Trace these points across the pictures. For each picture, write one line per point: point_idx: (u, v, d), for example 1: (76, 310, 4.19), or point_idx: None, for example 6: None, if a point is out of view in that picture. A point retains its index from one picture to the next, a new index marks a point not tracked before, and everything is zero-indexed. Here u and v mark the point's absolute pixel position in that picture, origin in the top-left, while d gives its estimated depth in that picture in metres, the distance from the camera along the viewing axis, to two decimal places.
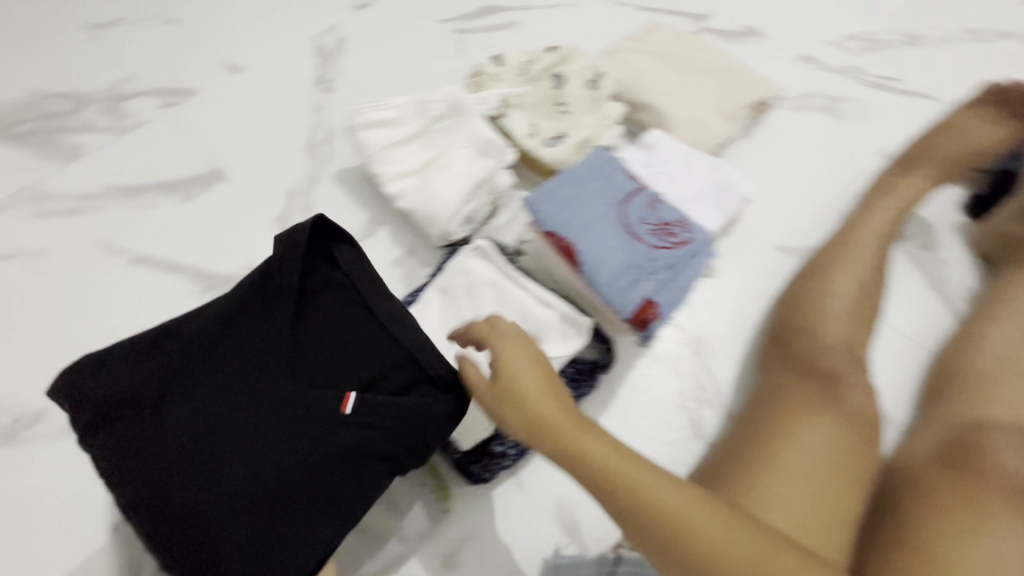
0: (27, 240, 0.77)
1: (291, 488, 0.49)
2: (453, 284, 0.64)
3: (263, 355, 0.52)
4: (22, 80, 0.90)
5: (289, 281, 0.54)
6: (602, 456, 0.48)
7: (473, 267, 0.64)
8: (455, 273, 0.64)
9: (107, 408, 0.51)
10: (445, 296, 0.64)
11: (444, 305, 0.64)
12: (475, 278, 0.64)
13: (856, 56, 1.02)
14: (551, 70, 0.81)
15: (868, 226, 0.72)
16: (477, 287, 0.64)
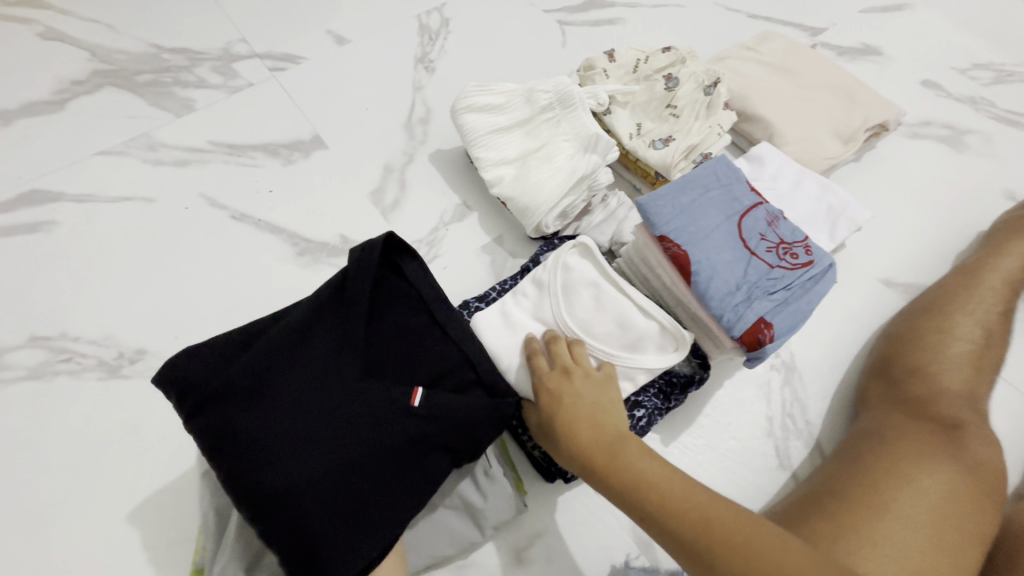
0: (139, 185, 0.80)
1: (393, 482, 0.48)
2: (550, 279, 0.60)
3: (353, 354, 0.51)
4: (145, 33, 0.94)
5: (365, 288, 0.53)
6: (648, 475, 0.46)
7: (572, 263, 0.60)
8: (553, 266, 0.60)
9: (207, 398, 0.48)
10: (540, 291, 0.60)
11: (539, 299, 0.60)
12: (574, 275, 0.60)
13: (983, 86, 0.95)
14: (663, 72, 0.79)
15: (996, 271, 0.67)
16: (575, 284, 0.59)
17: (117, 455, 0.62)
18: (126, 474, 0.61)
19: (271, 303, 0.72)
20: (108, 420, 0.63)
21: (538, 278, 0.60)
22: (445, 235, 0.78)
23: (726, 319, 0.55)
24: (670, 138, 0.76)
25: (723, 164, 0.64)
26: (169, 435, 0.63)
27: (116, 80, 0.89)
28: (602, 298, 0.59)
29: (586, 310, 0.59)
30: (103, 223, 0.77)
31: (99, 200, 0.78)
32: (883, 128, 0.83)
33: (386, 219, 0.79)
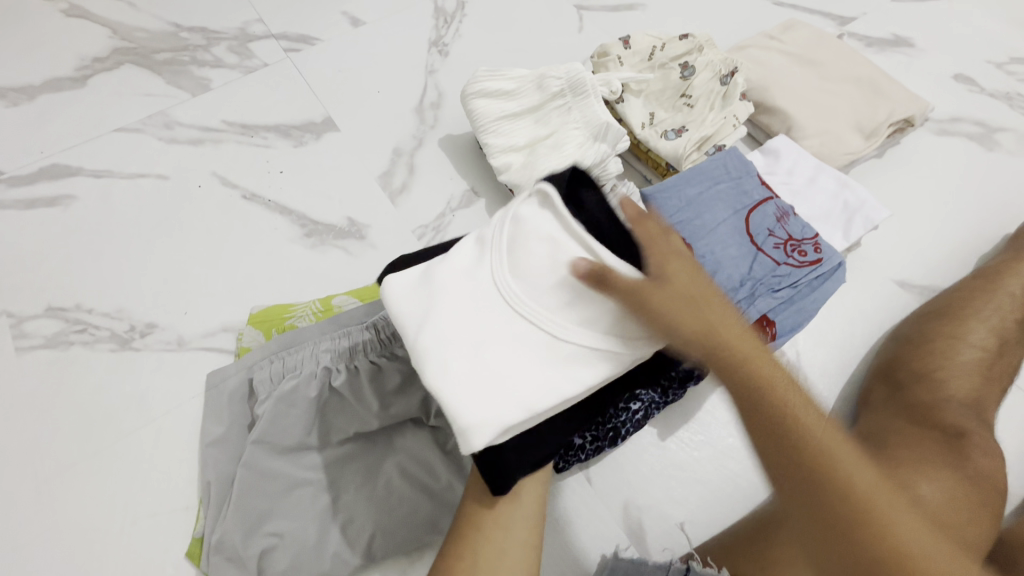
0: (154, 163, 0.82)
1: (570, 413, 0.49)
2: (495, 234, 0.50)
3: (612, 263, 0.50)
4: (165, 12, 0.95)
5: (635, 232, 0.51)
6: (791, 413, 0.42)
7: (523, 215, 0.50)
8: (503, 220, 0.51)
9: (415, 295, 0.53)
10: (480, 247, 0.50)
11: (474, 258, 0.50)
12: (523, 230, 0.49)
13: (1019, 81, 0.91)
14: (679, 60, 0.77)
15: (1017, 277, 0.65)
16: (527, 238, 0.49)
17: (127, 425, 0.64)
18: (134, 444, 0.63)
19: (278, 283, 0.73)
20: (118, 391, 0.65)
21: (481, 236, 0.51)
22: (451, 221, 0.78)
23: None
24: (683, 128, 0.74)
25: (734, 157, 0.63)
26: (175, 408, 0.65)
27: (136, 58, 0.90)
28: (560, 258, 0.48)
29: (530, 272, 0.48)
30: (120, 199, 0.78)
31: (116, 176, 0.80)
32: (909, 123, 0.80)
33: (394, 203, 0.79)
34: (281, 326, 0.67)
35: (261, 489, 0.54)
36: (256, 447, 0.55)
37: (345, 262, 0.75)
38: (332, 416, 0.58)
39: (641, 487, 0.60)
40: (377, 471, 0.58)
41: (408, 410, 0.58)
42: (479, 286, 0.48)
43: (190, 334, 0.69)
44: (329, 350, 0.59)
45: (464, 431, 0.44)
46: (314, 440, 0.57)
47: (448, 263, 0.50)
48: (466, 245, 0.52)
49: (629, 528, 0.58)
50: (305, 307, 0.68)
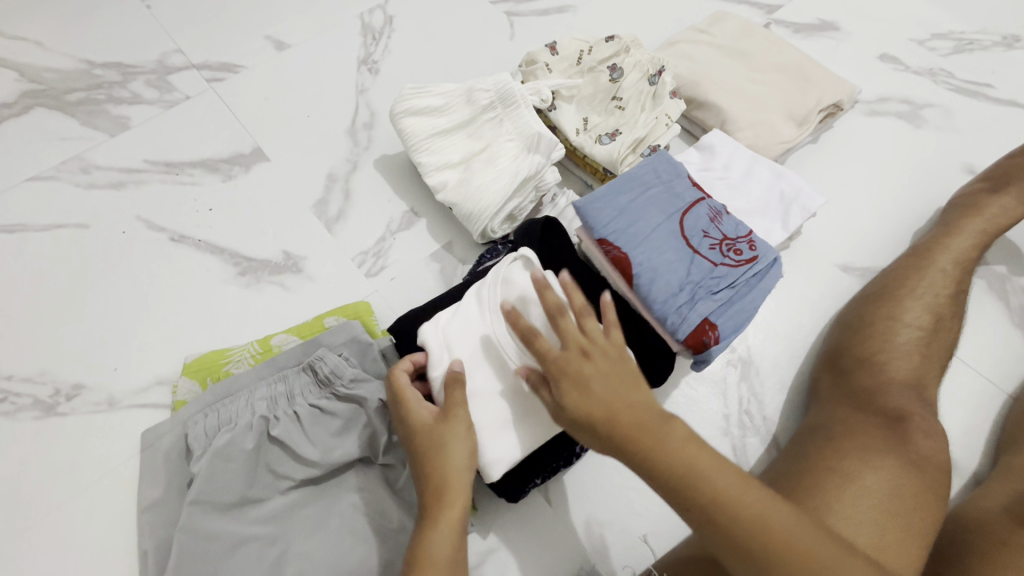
0: (71, 211, 0.77)
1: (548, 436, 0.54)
2: (488, 296, 0.55)
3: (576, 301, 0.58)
4: (75, 49, 0.90)
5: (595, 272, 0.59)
6: (693, 460, 0.41)
7: (513, 275, 0.55)
8: (494, 281, 0.55)
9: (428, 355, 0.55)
10: (480, 307, 0.55)
11: (477, 316, 0.55)
12: (513, 290, 0.54)
13: (941, 56, 0.93)
14: (607, 63, 0.76)
15: (947, 251, 0.66)
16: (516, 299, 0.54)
17: (58, 496, 0.60)
18: (66, 517, 0.59)
19: (214, 327, 0.70)
20: (46, 461, 0.61)
21: (480, 293, 0.56)
22: (391, 244, 0.76)
23: (670, 322, 0.53)
24: (617, 132, 0.73)
25: (664, 160, 0.62)
26: (109, 472, 0.61)
27: (47, 100, 0.85)
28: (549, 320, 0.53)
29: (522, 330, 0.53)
30: (36, 253, 0.74)
31: (30, 229, 0.75)
32: (838, 107, 0.81)
33: (331, 232, 0.77)
34: (217, 374, 0.64)
35: (202, 552, 0.51)
36: (194, 508, 0.52)
37: (283, 298, 0.72)
38: (274, 466, 0.55)
39: (602, 503, 0.59)
40: (327, 518, 0.55)
41: (354, 452, 0.56)
42: (484, 342, 0.54)
43: (122, 392, 0.66)
44: (265, 398, 0.57)
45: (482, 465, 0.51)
46: (257, 493, 0.54)
47: (455, 321, 0.55)
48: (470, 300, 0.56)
49: (592, 545, 0.57)
50: (242, 350, 0.65)
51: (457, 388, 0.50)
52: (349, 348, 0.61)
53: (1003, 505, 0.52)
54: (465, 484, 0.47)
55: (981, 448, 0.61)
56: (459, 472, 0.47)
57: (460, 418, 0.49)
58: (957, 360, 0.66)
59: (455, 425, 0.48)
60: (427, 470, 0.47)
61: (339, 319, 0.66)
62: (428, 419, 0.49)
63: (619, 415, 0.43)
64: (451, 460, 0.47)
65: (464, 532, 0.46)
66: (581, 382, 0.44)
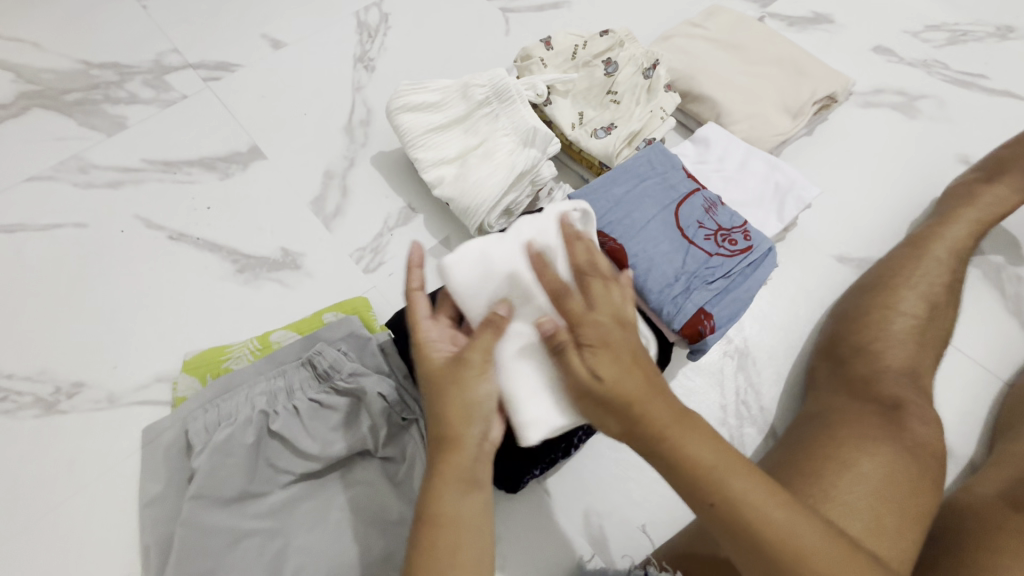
0: (69, 211, 0.77)
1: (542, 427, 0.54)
2: None
3: None
4: (71, 50, 0.90)
5: None
6: (714, 465, 0.39)
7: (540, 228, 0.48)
8: None
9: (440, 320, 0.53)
10: None
11: None
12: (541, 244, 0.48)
13: (935, 48, 0.93)
14: (602, 57, 0.77)
15: (942, 241, 0.66)
16: None
17: (60, 494, 0.60)
18: (68, 514, 0.59)
19: (213, 325, 0.70)
20: (48, 459, 0.62)
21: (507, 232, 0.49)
22: (389, 241, 0.76)
23: (666, 313, 0.54)
24: (612, 125, 0.74)
25: (658, 152, 0.62)
26: (110, 469, 0.62)
27: (44, 101, 0.85)
28: None
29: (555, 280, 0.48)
30: (35, 253, 0.74)
31: (29, 230, 0.75)
32: (833, 100, 0.81)
33: (329, 229, 0.77)
34: (217, 371, 0.64)
35: (203, 546, 0.52)
36: (194, 503, 0.52)
37: (282, 295, 0.72)
38: (274, 460, 0.56)
39: (600, 494, 0.59)
40: (327, 512, 0.55)
41: (353, 446, 0.56)
42: (513, 288, 0.47)
43: (122, 390, 0.66)
44: (263, 393, 0.57)
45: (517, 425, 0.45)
46: (257, 487, 0.55)
47: (480, 259, 0.47)
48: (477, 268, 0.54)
49: (591, 535, 0.57)
50: (242, 347, 0.65)
51: (491, 332, 0.44)
52: (347, 343, 0.61)
53: (999, 491, 0.53)
54: (477, 433, 0.43)
55: (977, 436, 0.62)
56: (476, 420, 0.43)
57: (481, 360, 0.43)
58: (953, 349, 0.66)
59: (473, 368, 0.43)
60: (441, 412, 0.42)
61: (338, 315, 0.67)
62: (443, 362, 0.44)
63: (646, 406, 0.40)
64: (466, 406, 0.43)
65: (476, 481, 0.43)
66: (608, 357, 0.40)
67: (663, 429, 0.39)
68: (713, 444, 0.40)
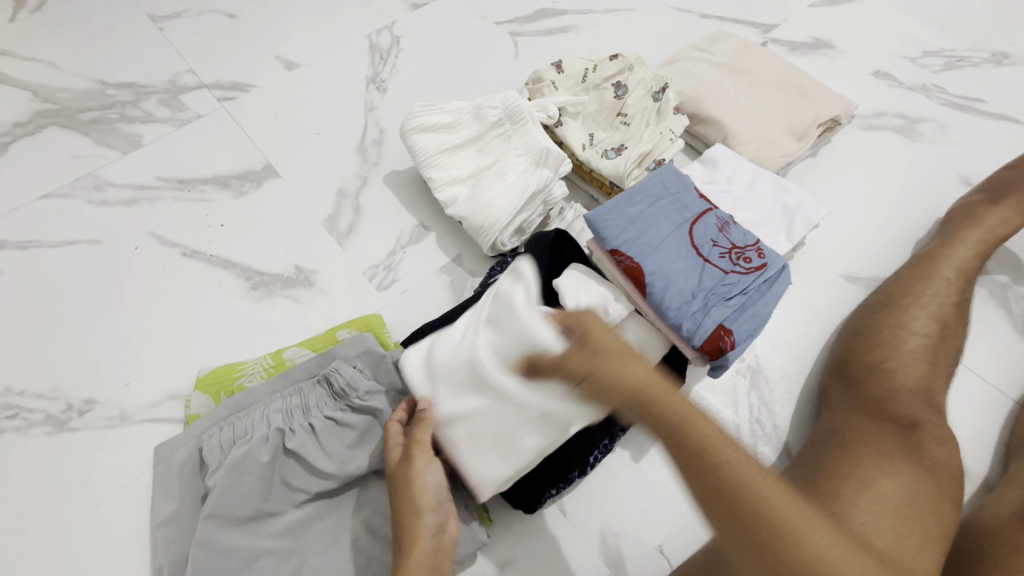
0: (84, 227, 0.78)
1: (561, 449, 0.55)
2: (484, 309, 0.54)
3: None
4: (89, 69, 0.91)
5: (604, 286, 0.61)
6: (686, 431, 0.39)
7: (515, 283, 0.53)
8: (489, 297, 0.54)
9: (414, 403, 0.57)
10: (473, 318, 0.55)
11: (468, 330, 0.54)
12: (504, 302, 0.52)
13: (934, 73, 0.96)
14: (612, 80, 0.79)
15: (950, 260, 0.67)
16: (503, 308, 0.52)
17: (70, 512, 0.60)
18: (78, 533, 0.59)
19: (226, 342, 0.71)
20: (58, 477, 0.61)
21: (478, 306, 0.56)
22: (401, 258, 0.77)
23: (685, 329, 0.54)
24: (622, 146, 0.75)
25: (671, 172, 0.63)
26: (122, 488, 0.61)
27: (60, 120, 0.86)
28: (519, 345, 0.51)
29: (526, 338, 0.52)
30: (49, 270, 0.74)
31: (43, 246, 0.76)
32: (837, 122, 0.83)
33: (342, 247, 0.77)
34: (231, 388, 0.64)
35: (217, 568, 0.51)
36: (209, 522, 0.52)
37: (295, 312, 0.73)
38: (290, 479, 0.55)
39: (616, 513, 0.59)
40: (342, 533, 0.55)
41: (370, 463, 0.56)
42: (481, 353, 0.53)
43: (134, 407, 0.66)
44: (280, 411, 0.58)
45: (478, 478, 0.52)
46: (273, 506, 0.54)
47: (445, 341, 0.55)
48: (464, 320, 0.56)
49: (609, 558, 0.57)
50: (255, 364, 0.65)
51: (422, 428, 0.52)
52: (363, 360, 0.61)
53: (1014, 511, 0.53)
54: (428, 521, 0.49)
55: (989, 456, 0.62)
56: (422, 508, 0.50)
57: (422, 453, 0.51)
58: (963, 369, 0.67)
59: (415, 463, 0.51)
60: (399, 507, 0.50)
61: (352, 332, 0.67)
62: (396, 458, 0.53)
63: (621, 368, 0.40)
64: (414, 500, 0.50)
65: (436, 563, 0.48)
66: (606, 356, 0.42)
67: (641, 391, 0.39)
68: (698, 408, 0.39)
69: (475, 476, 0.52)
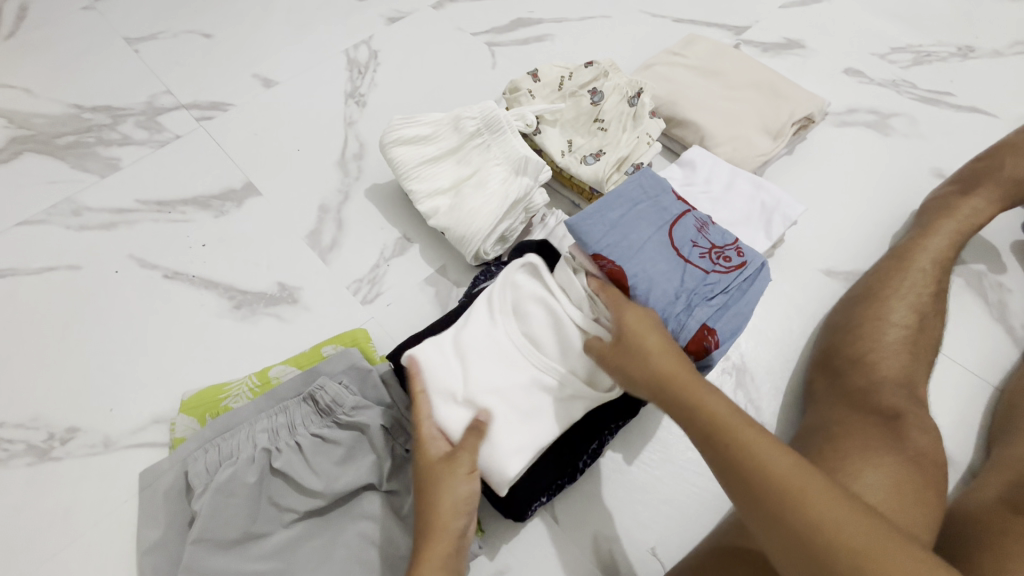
0: (62, 253, 0.77)
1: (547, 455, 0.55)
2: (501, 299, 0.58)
3: None
4: (65, 94, 0.91)
5: None
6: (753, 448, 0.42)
7: (521, 281, 0.58)
8: (503, 288, 0.59)
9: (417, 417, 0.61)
10: (490, 306, 0.59)
11: (488, 320, 0.58)
12: (522, 293, 0.58)
13: (903, 68, 0.98)
14: (588, 87, 0.79)
15: (926, 251, 0.68)
16: (522, 301, 0.58)
17: (53, 544, 0.59)
18: (63, 565, 0.58)
19: (211, 363, 0.70)
20: (40, 508, 0.60)
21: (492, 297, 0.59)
22: (386, 271, 0.77)
23: (670, 329, 0.54)
24: (600, 152, 0.76)
25: (649, 176, 0.64)
26: (106, 516, 0.60)
27: (35, 146, 0.86)
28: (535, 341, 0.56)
29: (536, 326, 0.56)
30: (28, 298, 0.73)
31: (21, 273, 0.75)
32: (810, 120, 0.85)
33: (325, 262, 0.77)
34: (216, 411, 0.63)
35: None
36: (197, 546, 0.51)
37: (279, 330, 0.72)
38: (277, 499, 0.55)
39: (609, 517, 0.59)
40: (332, 551, 0.54)
41: (358, 479, 0.55)
42: (502, 347, 0.56)
43: (119, 433, 0.65)
44: (266, 430, 0.57)
45: (499, 463, 0.52)
46: (261, 527, 0.53)
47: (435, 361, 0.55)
48: (479, 310, 0.59)
49: (602, 562, 0.57)
50: (240, 385, 0.65)
51: (474, 434, 0.52)
52: (348, 376, 0.61)
53: (999, 496, 0.53)
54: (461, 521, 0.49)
55: (973, 443, 0.63)
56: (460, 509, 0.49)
57: (468, 461, 0.51)
58: (944, 358, 0.68)
59: (457, 470, 0.50)
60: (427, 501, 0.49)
61: (337, 348, 0.66)
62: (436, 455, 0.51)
63: (656, 362, 0.48)
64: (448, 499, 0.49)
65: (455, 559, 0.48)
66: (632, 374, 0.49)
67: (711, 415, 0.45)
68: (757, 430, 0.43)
69: (500, 462, 0.52)
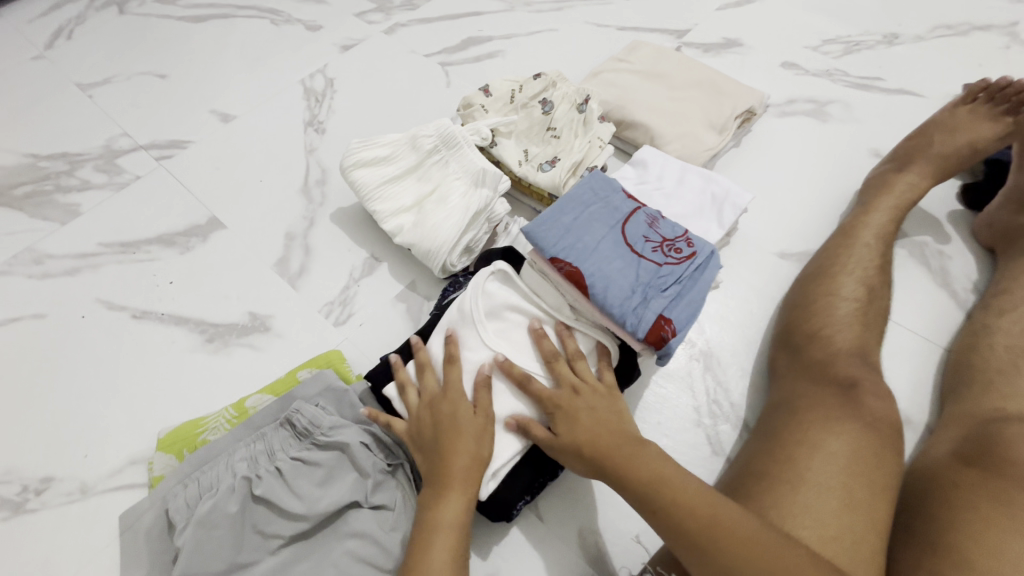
0: (26, 303, 0.76)
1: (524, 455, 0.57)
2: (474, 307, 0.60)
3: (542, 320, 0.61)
4: (19, 144, 0.90)
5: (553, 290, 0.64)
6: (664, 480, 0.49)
7: (492, 289, 0.60)
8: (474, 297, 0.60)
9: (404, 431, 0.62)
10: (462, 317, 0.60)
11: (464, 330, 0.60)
12: (495, 301, 0.60)
13: (835, 59, 1.03)
14: (538, 98, 0.82)
15: (868, 228, 0.72)
16: (496, 308, 0.60)
17: None
18: None
19: (185, 399, 0.70)
20: (18, 563, 0.59)
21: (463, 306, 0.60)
22: (356, 291, 0.78)
23: (629, 324, 0.57)
24: (555, 159, 0.79)
25: (599, 178, 0.66)
26: (87, 564, 0.59)
27: None
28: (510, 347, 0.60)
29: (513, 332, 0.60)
30: None
31: None
32: (752, 113, 0.89)
33: (295, 288, 0.78)
34: (193, 445, 0.63)
35: None
36: None
37: (253, 359, 0.72)
38: (261, 526, 0.55)
39: (590, 513, 0.60)
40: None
41: (341, 497, 0.56)
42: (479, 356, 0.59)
43: (95, 478, 0.64)
44: (244, 458, 0.57)
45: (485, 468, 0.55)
46: (246, 556, 0.54)
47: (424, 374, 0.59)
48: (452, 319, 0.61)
49: (588, 555, 0.58)
50: (217, 417, 0.65)
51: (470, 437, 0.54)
52: (325, 398, 0.62)
53: (952, 451, 0.56)
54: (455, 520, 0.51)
55: (928, 403, 0.66)
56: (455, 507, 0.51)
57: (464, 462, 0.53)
58: (894, 326, 0.72)
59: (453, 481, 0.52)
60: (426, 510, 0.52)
61: (311, 371, 0.67)
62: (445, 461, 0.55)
63: (577, 411, 0.55)
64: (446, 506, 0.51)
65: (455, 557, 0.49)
66: (572, 416, 0.55)
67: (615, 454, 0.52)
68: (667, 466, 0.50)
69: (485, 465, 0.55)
